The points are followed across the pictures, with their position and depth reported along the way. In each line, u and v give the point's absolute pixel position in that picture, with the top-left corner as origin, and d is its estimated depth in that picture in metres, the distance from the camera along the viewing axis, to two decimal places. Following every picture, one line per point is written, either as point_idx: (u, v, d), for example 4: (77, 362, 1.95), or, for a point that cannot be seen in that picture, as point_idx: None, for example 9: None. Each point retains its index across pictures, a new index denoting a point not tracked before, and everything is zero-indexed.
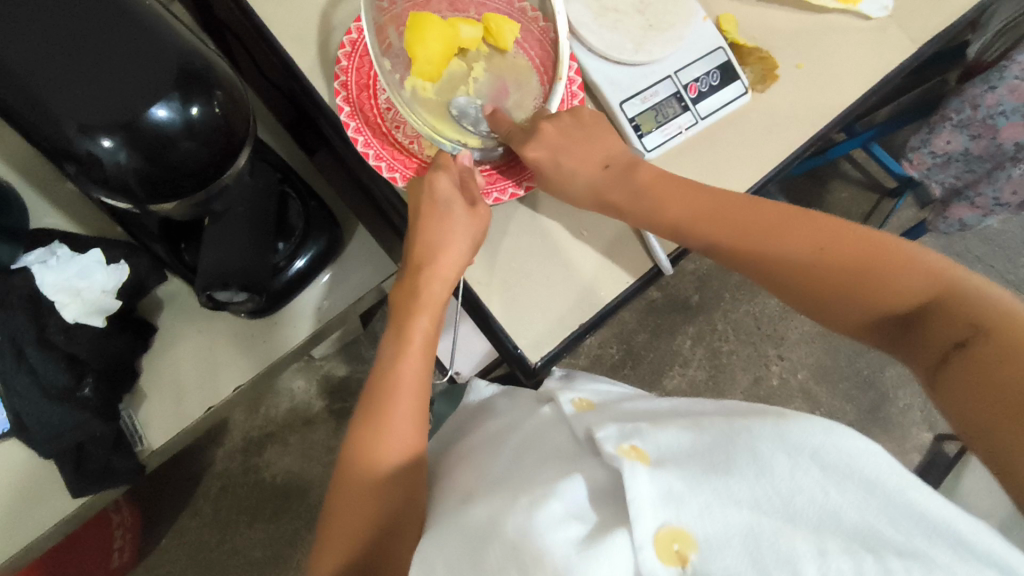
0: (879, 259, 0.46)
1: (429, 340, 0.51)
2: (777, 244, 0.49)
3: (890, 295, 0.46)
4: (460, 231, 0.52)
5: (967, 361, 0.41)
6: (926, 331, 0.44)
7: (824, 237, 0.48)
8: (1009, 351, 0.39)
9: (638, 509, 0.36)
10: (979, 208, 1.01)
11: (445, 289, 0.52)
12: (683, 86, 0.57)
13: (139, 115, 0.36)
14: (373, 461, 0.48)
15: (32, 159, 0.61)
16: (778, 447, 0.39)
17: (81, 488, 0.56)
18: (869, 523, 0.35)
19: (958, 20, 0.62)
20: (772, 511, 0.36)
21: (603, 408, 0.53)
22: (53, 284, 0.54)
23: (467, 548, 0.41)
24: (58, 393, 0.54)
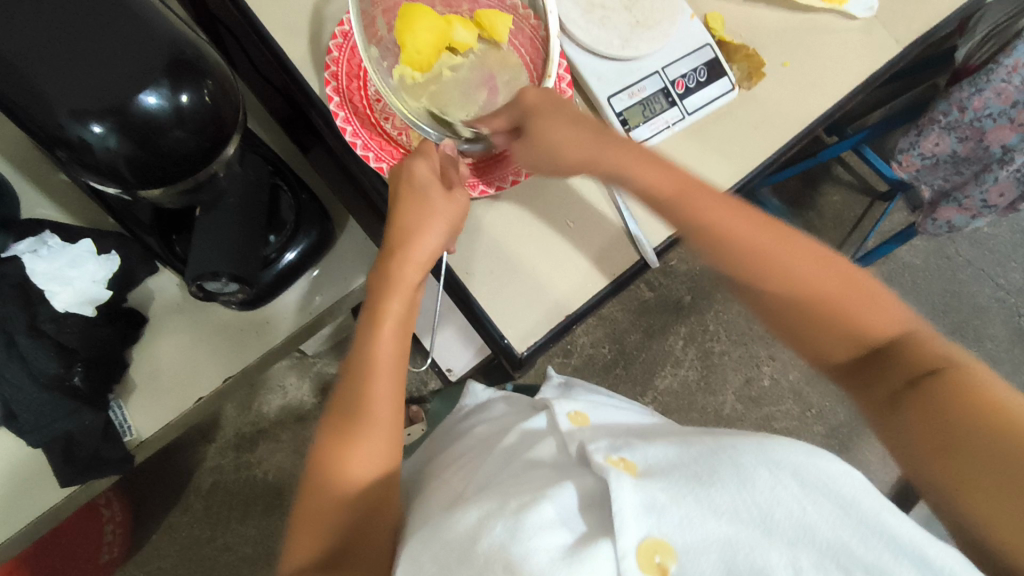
0: (850, 292, 0.45)
1: (403, 325, 0.51)
2: (754, 251, 0.46)
3: (860, 324, 0.44)
4: (436, 213, 0.52)
5: (927, 398, 0.40)
6: (879, 371, 0.43)
7: (794, 249, 0.46)
8: (962, 401, 0.39)
9: (622, 519, 0.37)
10: (968, 210, 1.02)
11: (419, 273, 0.52)
12: (669, 81, 0.58)
13: (129, 101, 0.37)
14: (349, 455, 0.48)
15: (24, 151, 0.61)
16: (759, 461, 0.39)
17: (70, 476, 0.56)
18: (841, 540, 0.36)
19: (942, 20, 0.62)
20: (751, 522, 0.37)
21: (598, 425, 0.51)
22: (44, 273, 0.54)
23: (450, 556, 0.41)
24: (48, 379, 0.54)
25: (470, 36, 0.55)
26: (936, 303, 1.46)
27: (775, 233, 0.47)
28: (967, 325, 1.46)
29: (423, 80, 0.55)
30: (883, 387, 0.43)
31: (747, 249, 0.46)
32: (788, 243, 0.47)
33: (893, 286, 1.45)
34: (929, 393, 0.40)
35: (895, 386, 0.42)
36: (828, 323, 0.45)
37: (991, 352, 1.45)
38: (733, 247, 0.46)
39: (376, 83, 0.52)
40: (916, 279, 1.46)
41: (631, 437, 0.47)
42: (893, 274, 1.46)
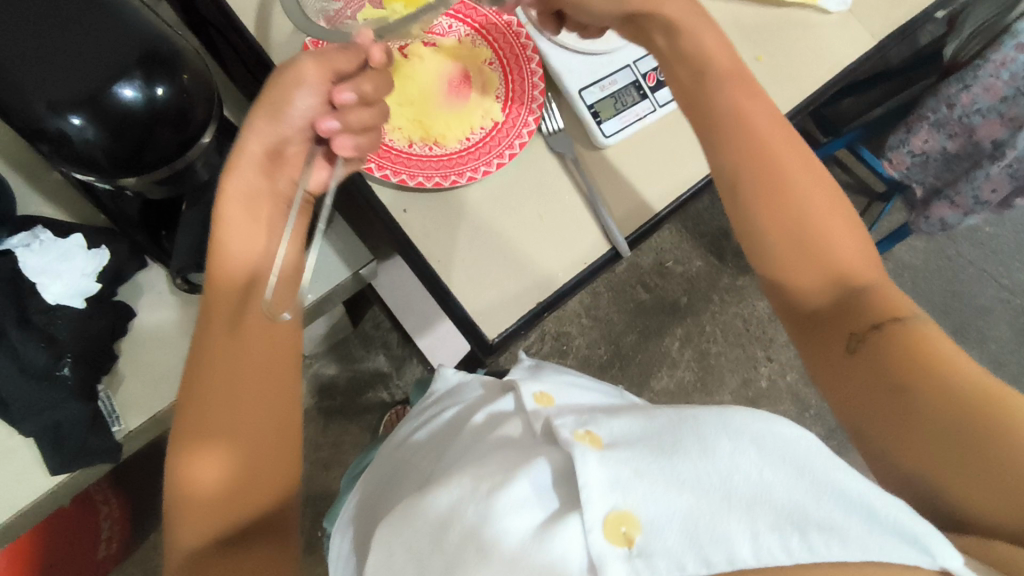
0: (841, 232, 0.45)
1: (252, 228, 0.44)
2: (780, 177, 0.46)
3: (840, 262, 0.44)
4: (303, 83, 0.45)
5: (884, 344, 0.41)
6: (845, 312, 0.43)
7: (811, 180, 0.46)
8: (913, 352, 0.40)
9: (589, 492, 0.37)
10: (960, 207, 1.02)
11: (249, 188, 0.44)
12: (641, 75, 0.61)
13: (105, 94, 0.38)
14: (208, 421, 0.41)
15: (21, 150, 0.64)
16: (720, 431, 0.39)
17: (60, 465, 0.57)
18: (798, 503, 0.35)
19: (917, 15, 0.63)
20: (711, 489, 0.37)
21: (563, 402, 0.52)
22: (33, 267, 0.56)
23: (423, 540, 0.40)
24: (39, 371, 0.56)
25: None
26: (937, 304, 1.45)
27: (794, 153, 0.47)
28: (969, 327, 1.44)
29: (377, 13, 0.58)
30: (842, 326, 0.43)
31: (765, 162, 0.46)
32: (807, 172, 0.46)
33: None
34: (895, 340, 0.40)
35: (842, 337, 0.43)
36: (808, 253, 0.45)
37: (995, 354, 1.43)
38: (755, 166, 0.46)
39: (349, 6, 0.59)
40: (917, 279, 1.45)
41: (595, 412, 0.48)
42: (892, 275, 1.45)
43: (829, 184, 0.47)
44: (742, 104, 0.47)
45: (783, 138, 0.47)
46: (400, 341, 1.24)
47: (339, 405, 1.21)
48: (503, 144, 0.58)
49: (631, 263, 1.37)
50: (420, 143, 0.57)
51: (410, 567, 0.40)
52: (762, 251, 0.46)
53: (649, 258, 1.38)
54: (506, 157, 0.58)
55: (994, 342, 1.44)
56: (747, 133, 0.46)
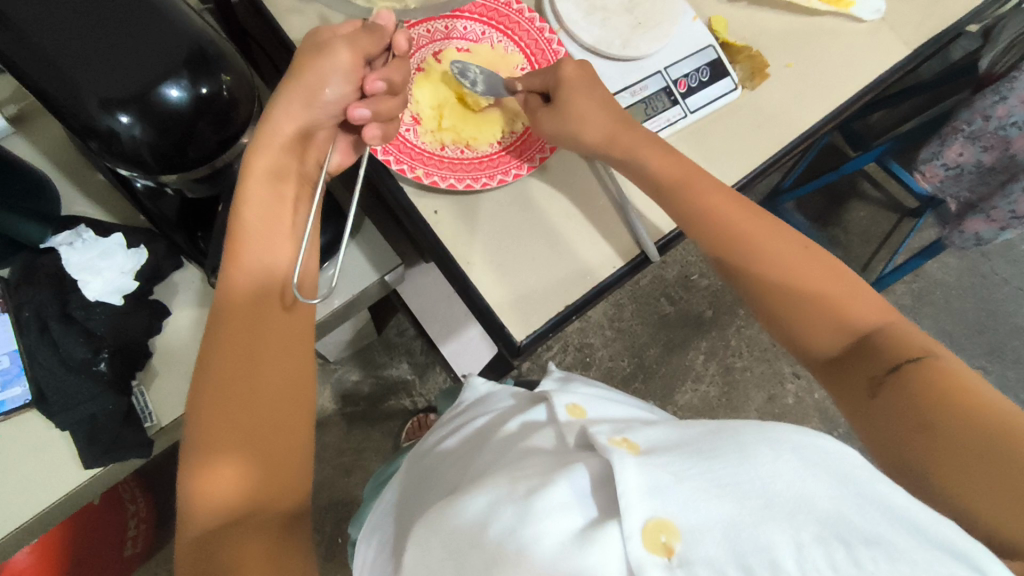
0: (836, 284, 0.48)
1: (275, 214, 0.47)
2: (762, 252, 0.50)
3: (844, 316, 0.47)
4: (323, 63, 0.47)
5: (905, 381, 0.42)
6: (860, 361, 0.46)
7: (796, 246, 0.50)
8: (940, 383, 0.41)
9: (628, 498, 0.36)
10: (996, 221, 0.98)
11: (269, 162, 0.47)
12: (671, 81, 0.59)
13: (153, 93, 0.40)
14: (222, 392, 0.43)
15: (67, 153, 0.66)
16: (761, 440, 0.39)
17: (94, 458, 0.58)
18: (841, 512, 0.35)
19: (951, 25, 0.63)
20: (751, 495, 0.36)
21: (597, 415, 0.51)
22: (76, 263, 0.58)
23: (459, 546, 0.40)
24: (77, 364, 0.57)
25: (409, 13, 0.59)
26: (971, 322, 1.41)
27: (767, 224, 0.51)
28: (1004, 346, 1.40)
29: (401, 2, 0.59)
30: (861, 373, 0.45)
31: (739, 241, 0.50)
32: (787, 239, 0.50)
33: (924, 303, 1.41)
34: (914, 379, 0.42)
35: (865, 381, 0.45)
36: (811, 313, 0.48)
37: None
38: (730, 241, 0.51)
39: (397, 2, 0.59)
40: (949, 297, 1.42)
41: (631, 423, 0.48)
42: (924, 291, 1.42)
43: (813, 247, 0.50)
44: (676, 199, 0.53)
45: (754, 215, 0.51)
46: (423, 349, 1.24)
47: (360, 412, 1.22)
48: (534, 147, 0.59)
49: (654, 275, 1.36)
50: (452, 145, 0.58)
51: (448, 567, 0.41)
52: (775, 324, 0.50)
53: (674, 271, 1.37)
54: (535, 161, 0.59)
55: None
56: (711, 219, 0.51)
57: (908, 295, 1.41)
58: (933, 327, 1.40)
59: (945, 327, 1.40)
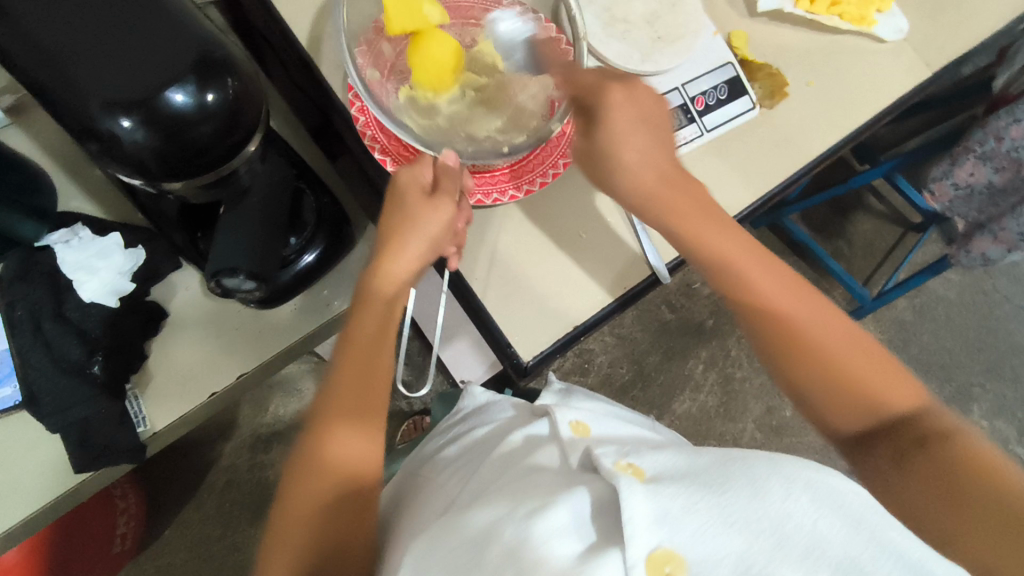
0: (872, 366, 0.48)
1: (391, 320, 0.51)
2: (789, 325, 0.49)
3: (881, 401, 0.47)
4: (414, 218, 0.50)
5: (933, 464, 0.44)
6: (891, 440, 0.47)
7: (839, 333, 0.49)
8: (970, 471, 0.43)
9: (634, 526, 0.35)
10: (1003, 242, 0.97)
11: (396, 282, 0.51)
12: (690, 98, 0.58)
13: (157, 98, 0.38)
14: (327, 464, 0.46)
15: (66, 147, 0.65)
16: (772, 474, 0.39)
17: (83, 463, 0.57)
18: (852, 556, 0.35)
19: (973, 47, 0.62)
20: (763, 533, 0.36)
21: (600, 436, 0.50)
22: (71, 263, 0.57)
23: (459, 555, 0.40)
24: (69, 366, 0.56)
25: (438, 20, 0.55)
26: (971, 339, 1.40)
27: (783, 278, 0.51)
28: (1003, 364, 1.40)
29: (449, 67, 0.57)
30: (882, 451, 0.47)
31: (786, 338, 0.49)
32: (832, 320, 0.49)
33: (925, 319, 1.40)
34: (942, 471, 0.44)
35: (890, 453, 0.46)
36: (839, 396, 0.48)
37: None
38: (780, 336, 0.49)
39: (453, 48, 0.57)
40: (950, 313, 1.41)
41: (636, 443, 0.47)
42: (926, 307, 1.41)
43: (837, 318, 0.50)
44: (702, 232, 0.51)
45: (756, 256, 0.51)
46: (421, 349, 1.23)
47: None
48: (547, 163, 0.57)
49: None
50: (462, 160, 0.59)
51: None
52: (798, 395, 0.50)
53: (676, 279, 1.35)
54: (550, 176, 0.57)
55: None
56: (754, 302, 0.50)
57: (910, 310, 1.41)
58: (933, 343, 1.39)
59: (944, 344, 1.40)
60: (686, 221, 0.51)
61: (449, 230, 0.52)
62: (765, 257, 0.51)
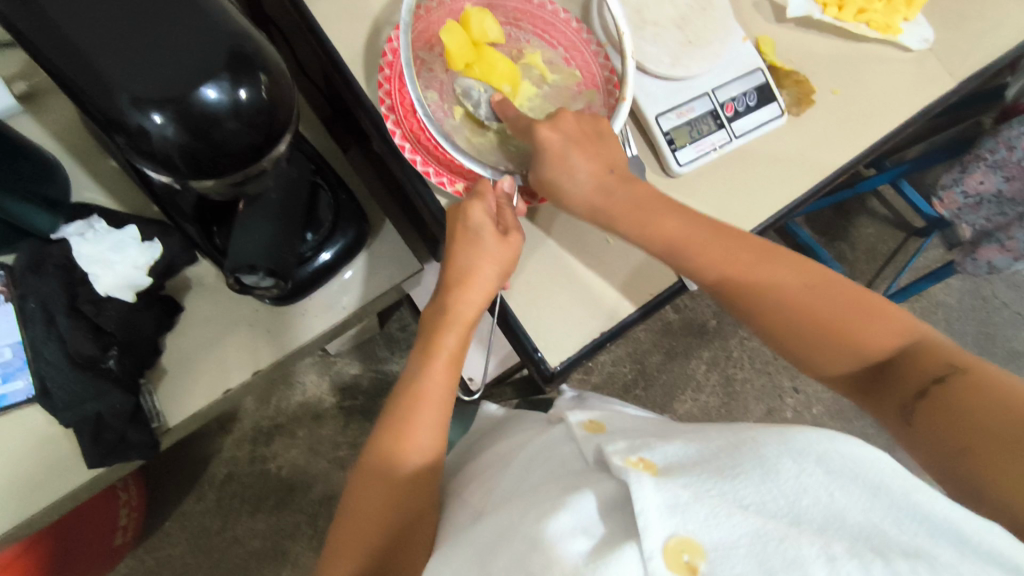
0: (854, 311, 0.49)
1: (463, 348, 0.54)
2: (775, 294, 0.51)
3: (869, 345, 0.48)
4: (490, 256, 0.53)
5: (939, 402, 0.43)
6: (892, 383, 0.47)
7: (803, 281, 0.51)
8: (974, 398, 0.42)
9: (646, 519, 0.35)
10: (1010, 250, 0.98)
11: (474, 310, 0.53)
12: (719, 103, 0.58)
13: (190, 95, 0.37)
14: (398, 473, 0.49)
15: (79, 137, 0.64)
16: (783, 451, 0.38)
17: (97, 458, 0.56)
18: (874, 523, 0.34)
19: (997, 59, 0.62)
20: (777, 514, 0.35)
21: (614, 429, 0.51)
22: (87, 256, 0.56)
23: (478, 557, 0.41)
24: (83, 361, 0.55)
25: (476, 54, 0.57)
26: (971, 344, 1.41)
27: (762, 253, 0.52)
28: None
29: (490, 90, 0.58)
30: (894, 398, 0.46)
31: (750, 292, 0.51)
32: (798, 269, 0.51)
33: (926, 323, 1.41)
34: (943, 396, 0.43)
35: (899, 402, 0.46)
36: (832, 348, 0.49)
37: None
38: (752, 294, 0.51)
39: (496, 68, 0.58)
40: (950, 318, 1.42)
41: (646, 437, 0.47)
42: (926, 312, 1.42)
43: (818, 281, 0.51)
44: (667, 224, 0.53)
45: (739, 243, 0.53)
46: None
47: (359, 406, 1.21)
48: None
49: None
50: None
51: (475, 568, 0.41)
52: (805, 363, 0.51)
53: None
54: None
55: None
56: (738, 286, 0.52)
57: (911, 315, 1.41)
58: None
59: None
60: (656, 220, 0.53)
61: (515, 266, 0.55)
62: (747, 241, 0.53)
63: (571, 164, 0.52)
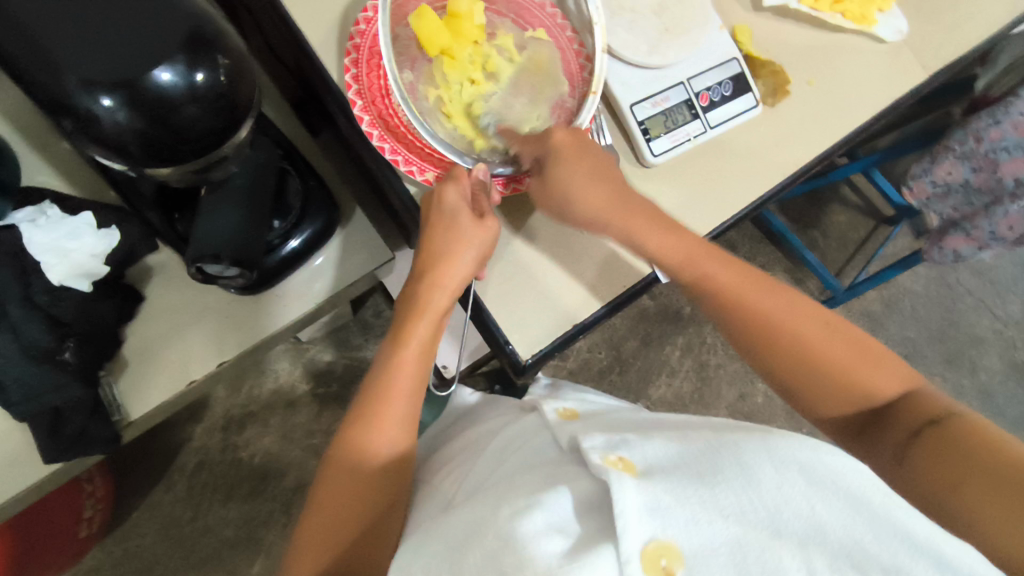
0: (859, 361, 0.50)
1: (432, 341, 0.53)
2: (768, 323, 0.52)
3: (870, 389, 0.50)
4: (466, 242, 0.52)
5: (936, 441, 0.45)
6: (884, 428, 0.49)
7: (820, 322, 0.52)
8: (974, 441, 0.44)
9: (625, 520, 0.35)
10: (975, 240, 1.01)
11: (446, 299, 0.52)
12: (694, 93, 0.58)
13: (143, 77, 0.35)
14: (363, 469, 0.48)
15: (31, 118, 0.61)
16: (764, 459, 0.38)
17: (54, 453, 0.55)
18: (854, 540, 0.34)
19: (969, 51, 0.63)
20: (758, 523, 0.35)
21: (586, 417, 0.52)
22: (39, 243, 0.53)
23: (445, 556, 0.40)
24: (39, 353, 0.53)
25: (454, 41, 0.56)
26: (935, 331, 1.44)
27: (757, 281, 0.53)
28: (963, 356, 1.44)
29: (465, 86, 0.57)
30: (889, 441, 0.48)
31: (733, 306, 0.53)
32: (792, 307, 0.52)
33: (893, 310, 1.44)
34: (941, 436, 0.45)
35: (903, 433, 0.48)
36: (838, 393, 0.50)
37: (986, 384, 1.43)
38: (745, 317, 0.52)
39: (472, 64, 0.58)
40: (917, 305, 1.45)
41: (624, 433, 0.47)
42: (893, 298, 1.44)
43: (827, 320, 0.52)
44: (660, 240, 0.53)
45: (738, 270, 0.54)
46: None
47: (333, 393, 1.20)
48: None
49: None
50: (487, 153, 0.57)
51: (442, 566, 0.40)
52: (806, 403, 0.52)
53: None
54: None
55: (985, 372, 1.44)
56: (739, 304, 0.52)
57: (878, 301, 1.44)
58: (899, 334, 1.43)
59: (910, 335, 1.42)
60: (634, 225, 0.54)
61: (490, 252, 0.54)
62: (761, 278, 0.54)
63: (577, 174, 0.52)
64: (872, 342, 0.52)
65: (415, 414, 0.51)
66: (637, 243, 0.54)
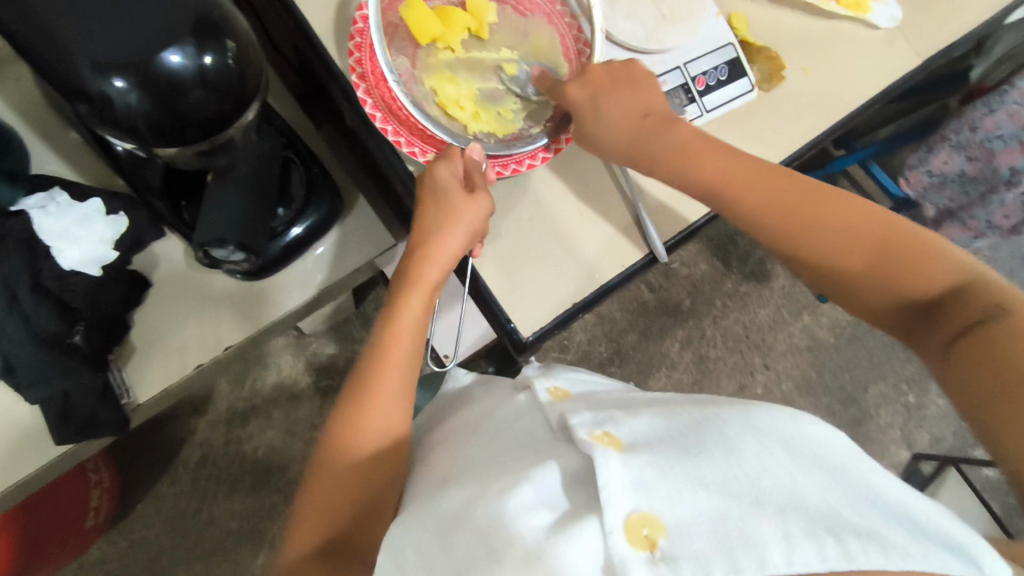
0: (912, 257, 0.47)
1: (425, 316, 0.53)
2: (801, 212, 0.50)
3: (921, 284, 0.47)
4: (457, 218, 0.53)
5: (981, 341, 0.42)
6: (937, 322, 0.46)
7: (844, 222, 0.49)
8: (1018, 341, 0.41)
9: (609, 493, 0.36)
10: (971, 229, 1.02)
11: (438, 274, 0.53)
12: (691, 77, 0.59)
13: (154, 60, 0.37)
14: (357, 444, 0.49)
15: (40, 108, 0.62)
16: (746, 431, 0.40)
17: (65, 437, 0.56)
18: (831, 506, 0.36)
19: (961, 37, 0.64)
20: (740, 493, 0.36)
21: (578, 398, 0.52)
22: (49, 230, 0.54)
23: (439, 531, 0.41)
24: (48, 337, 0.54)
25: (448, 30, 0.57)
26: None
27: (822, 193, 0.50)
28: None
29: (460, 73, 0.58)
30: (937, 339, 0.45)
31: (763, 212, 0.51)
32: (839, 210, 0.49)
33: None
34: (984, 341, 0.42)
35: (947, 335, 0.45)
36: (884, 286, 0.48)
37: None
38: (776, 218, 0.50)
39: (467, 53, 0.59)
40: None
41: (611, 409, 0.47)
42: None
43: (869, 219, 0.49)
44: (708, 165, 0.52)
45: (796, 184, 0.51)
46: None
47: (336, 386, 1.21)
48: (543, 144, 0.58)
49: None
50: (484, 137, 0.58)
51: (437, 548, 0.40)
52: (858, 303, 0.50)
53: None
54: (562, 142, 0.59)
55: None
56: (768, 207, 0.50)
57: None
58: None
59: None
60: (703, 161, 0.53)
61: (482, 228, 0.55)
62: (796, 180, 0.51)
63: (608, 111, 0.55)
64: (925, 238, 0.48)
65: (411, 388, 0.52)
66: (694, 178, 0.53)
